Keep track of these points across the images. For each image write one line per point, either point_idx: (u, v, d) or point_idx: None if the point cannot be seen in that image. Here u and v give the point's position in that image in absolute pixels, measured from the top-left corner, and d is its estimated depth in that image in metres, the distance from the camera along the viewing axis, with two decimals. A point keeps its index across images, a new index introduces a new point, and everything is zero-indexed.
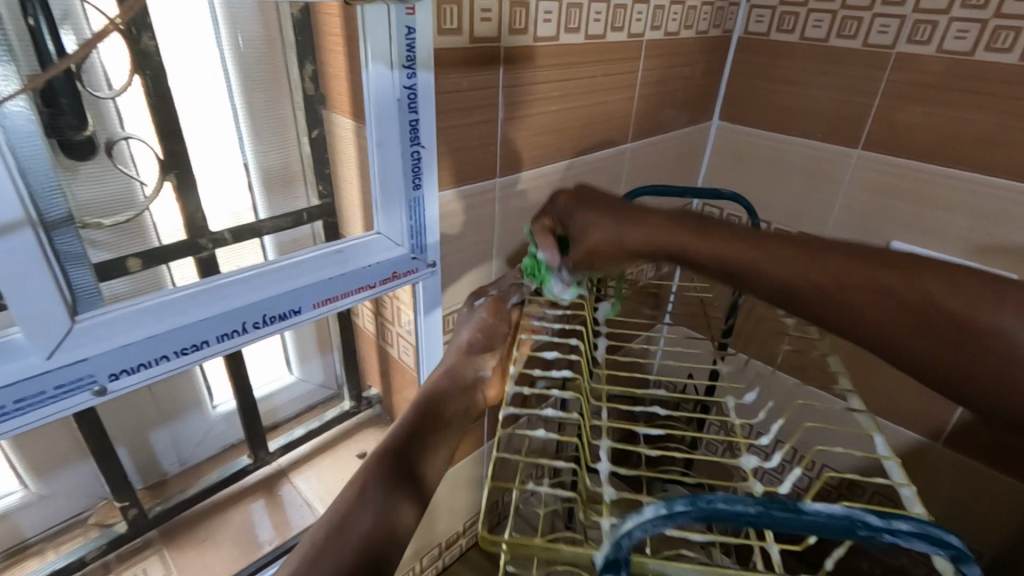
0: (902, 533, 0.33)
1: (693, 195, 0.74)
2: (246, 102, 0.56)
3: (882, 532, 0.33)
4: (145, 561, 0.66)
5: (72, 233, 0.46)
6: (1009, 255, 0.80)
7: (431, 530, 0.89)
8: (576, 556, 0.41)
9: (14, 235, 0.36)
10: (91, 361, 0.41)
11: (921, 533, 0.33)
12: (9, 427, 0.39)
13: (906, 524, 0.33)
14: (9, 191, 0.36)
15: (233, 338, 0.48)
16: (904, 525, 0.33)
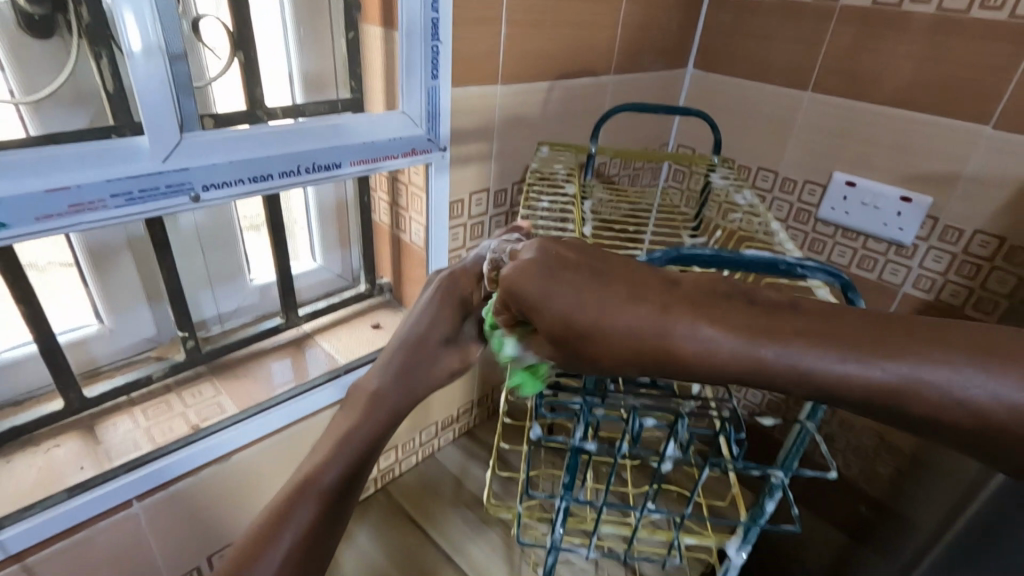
0: (811, 268, 0.44)
1: (665, 110, 0.84)
2: (293, 12, 0.71)
3: (795, 266, 0.44)
4: (200, 386, 0.77)
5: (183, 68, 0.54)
6: (928, 182, 0.96)
7: (428, 409, 1.03)
8: None
9: (150, 57, 0.50)
10: (191, 171, 0.55)
11: (825, 268, 0.44)
12: (132, 210, 0.52)
13: (815, 262, 0.44)
14: (147, 21, 0.49)
15: (291, 176, 0.62)
16: (812, 263, 0.44)
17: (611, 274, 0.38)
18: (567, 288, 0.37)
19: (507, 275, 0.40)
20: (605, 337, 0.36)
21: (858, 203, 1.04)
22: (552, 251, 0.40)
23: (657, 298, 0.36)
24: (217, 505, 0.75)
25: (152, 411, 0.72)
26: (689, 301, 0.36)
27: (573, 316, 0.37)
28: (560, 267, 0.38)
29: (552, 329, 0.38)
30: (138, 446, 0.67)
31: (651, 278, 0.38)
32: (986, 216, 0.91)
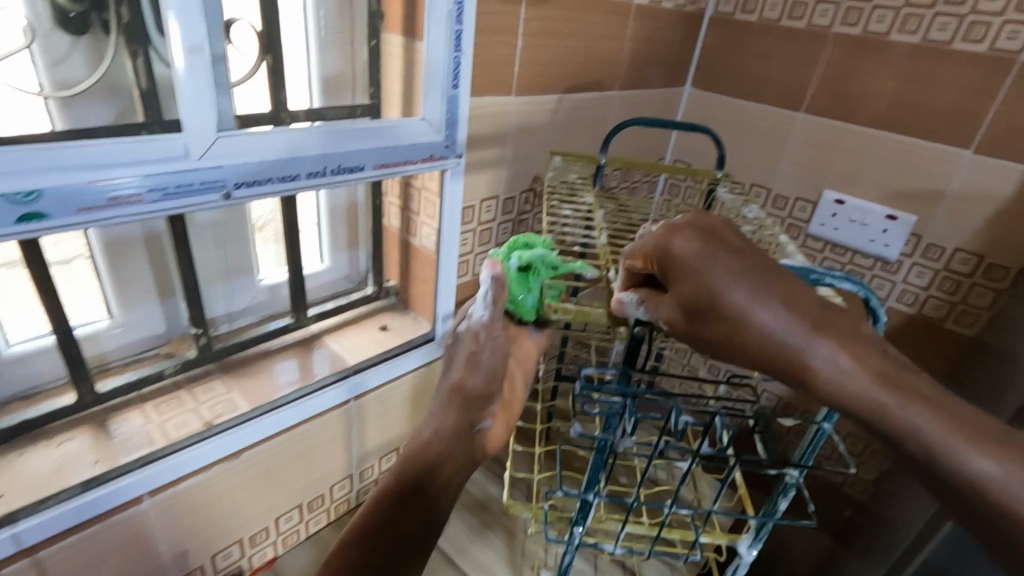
0: (836, 277, 0.47)
1: (671, 125, 0.88)
2: (318, 30, 0.74)
3: (822, 278, 0.47)
4: (210, 383, 0.77)
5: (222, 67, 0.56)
6: (912, 200, 1.01)
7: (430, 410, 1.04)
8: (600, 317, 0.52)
9: (195, 57, 0.52)
10: (225, 169, 0.56)
11: (849, 277, 0.47)
12: (167, 204, 0.54)
13: (838, 272, 0.47)
14: (199, 23, 0.52)
15: (317, 177, 0.64)
16: (835, 272, 0.47)
17: (769, 273, 0.43)
18: (726, 270, 0.42)
19: (666, 242, 0.45)
20: (742, 327, 0.41)
21: (846, 219, 1.09)
22: (712, 232, 0.45)
23: (801, 311, 0.41)
24: (225, 500, 0.75)
25: (164, 406, 0.72)
26: (824, 317, 0.41)
27: (720, 299, 0.42)
28: (722, 249, 0.43)
29: (683, 305, 0.44)
30: (152, 441, 0.67)
31: (807, 295, 0.42)
32: (966, 234, 0.97)
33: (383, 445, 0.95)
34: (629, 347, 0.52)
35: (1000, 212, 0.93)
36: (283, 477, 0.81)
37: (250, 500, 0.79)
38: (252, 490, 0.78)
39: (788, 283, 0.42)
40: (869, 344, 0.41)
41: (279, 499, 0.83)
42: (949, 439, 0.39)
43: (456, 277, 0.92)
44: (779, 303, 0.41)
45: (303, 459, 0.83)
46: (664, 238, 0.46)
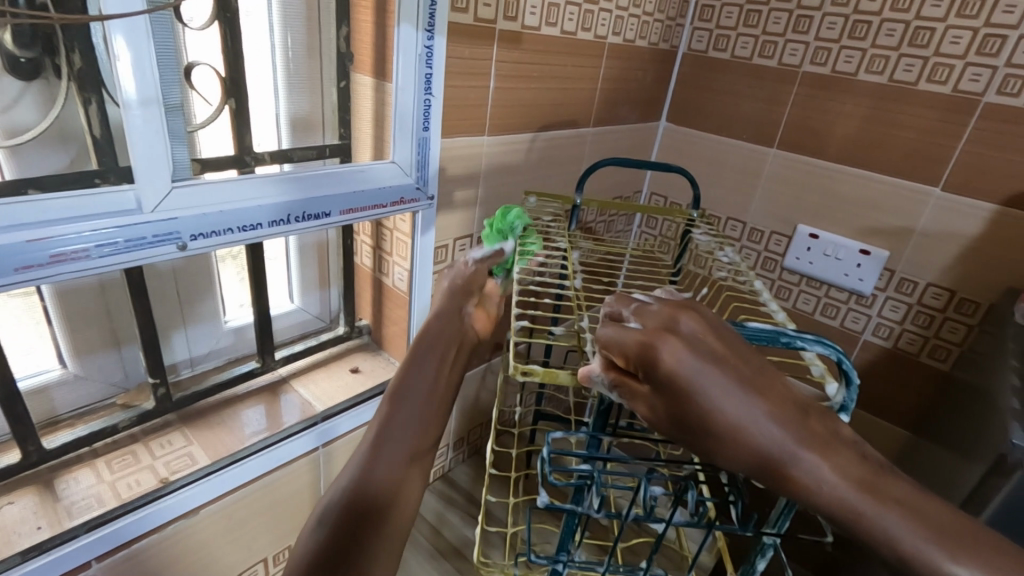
0: (808, 341, 0.44)
1: (646, 166, 0.87)
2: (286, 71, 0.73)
3: (792, 340, 0.44)
4: (170, 435, 0.74)
5: (179, 117, 0.55)
6: (884, 236, 1.02)
7: None
8: (568, 377, 0.50)
9: (147, 108, 0.50)
10: (180, 220, 0.54)
11: (821, 341, 0.44)
12: (118, 259, 0.51)
13: (811, 335, 0.44)
14: (155, 76, 0.50)
15: (280, 225, 0.62)
16: (808, 335, 0.44)
17: (757, 380, 0.41)
18: (716, 383, 0.40)
19: (652, 346, 0.42)
20: (735, 440, 0.40)
21: (821, 254, 1.10)
22: (699, 334, 0.42)
23: (783, 413, 0.40)
24: (181, 563, 0.71)
25: (117, 463, 0.69)
26: (807, 425, 0.40)
27: (714, 411, 0.40)
28: (711, 357, 0.41)
29: (672, 411, 0.42)
30: (101, 503, 0.64)
31: (788, 398, 0.41)
32: (937, 270, 0.98)
33: None
34: (598, 411, 0.52)
35: (970, 248, 0.94)
36: (246, 531, 0.77)
37: (212, 557, 0.75)
38: (213, 548, 0.74)
39: (775, 390, 0.41)
40: (854, 444, 0.40)
41: (242, 554, 0.79)
42: (925, 537, 0.37)
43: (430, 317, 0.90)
44: (770, 412, 0.40)
45: (269, 514, 0.79)
46: (650, 342, 0.43)
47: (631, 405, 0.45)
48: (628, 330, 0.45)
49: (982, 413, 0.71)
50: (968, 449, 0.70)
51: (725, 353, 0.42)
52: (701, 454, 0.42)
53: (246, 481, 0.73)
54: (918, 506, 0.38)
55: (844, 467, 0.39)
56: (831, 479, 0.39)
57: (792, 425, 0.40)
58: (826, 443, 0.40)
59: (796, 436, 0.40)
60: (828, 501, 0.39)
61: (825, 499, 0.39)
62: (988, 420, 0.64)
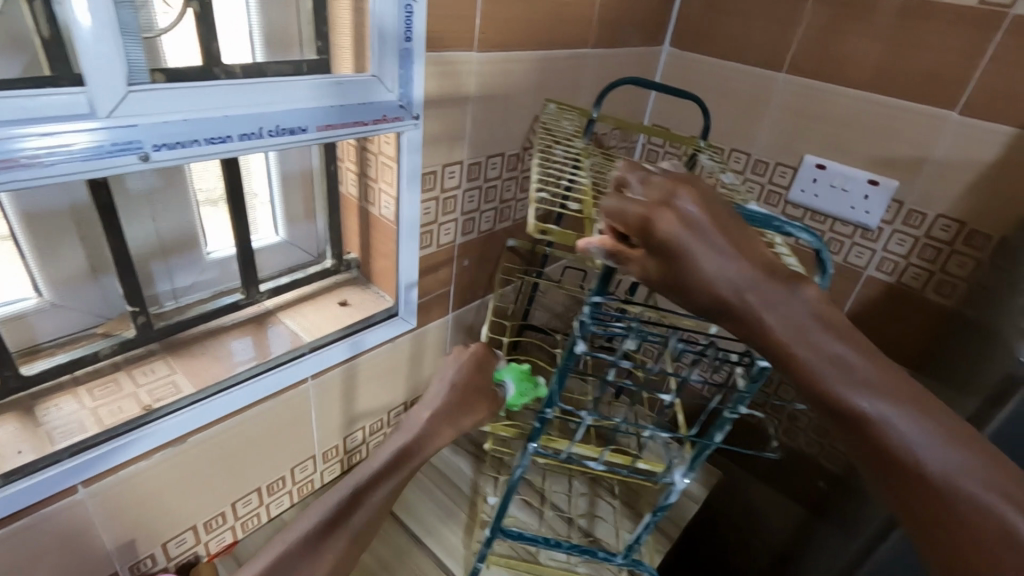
0: (798, 229, 0.45)
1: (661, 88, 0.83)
2: None
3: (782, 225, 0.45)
4: (153, 364, 0.72)
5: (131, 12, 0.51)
6: (895, 166, 0.98)
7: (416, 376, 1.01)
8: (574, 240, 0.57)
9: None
10: (140, 127, 0.50)
11: (805, 231, 0.45)
12: (72, 168, 0.47)
13: (803, 228, 0.45)
14: None
15: (253, 139, 0.57)
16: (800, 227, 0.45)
17: (740, 241, 0.42)
18: (704, 249, 0.41)
19: (652, 220, 0.41)
20: (704, 293, 0.42)
21: (827, 185, 1.05)
22: (697, 209, 0.42)
23: (757, 272, 0.41)
24: (172, 488, 0.71)
25: (99, 390, 0.67)
26: (767, 281, 0.41)
27: (700, 274, 0.41)
28: (704, 228, 0.41)
29: (662, 276, 0.43)
30: (84, 428, 0.63)
31: (757, 256, 0.42)
32: (949, 201, 0.94)
33: (347, 423, 0.92)
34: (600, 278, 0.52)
35: (983, 177, 0.90)
36: (236, 461, 0.77)
37: (206, 484, 0.75)
38: (202, 476, 0.74)
39: (755, 254, 0.42)
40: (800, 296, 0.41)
41: (233, 483, 0.79)
42: (848, 382, 0.41)
43: (419, 250, 0.87)
44: (741, 268, 0.41)
45: (263, 444, 0.79)
46: (649, 214, 0.42)
47: (624, 271, 0.45)
48: (628, 201, 0.43)
49: (985, 343, 0.69)
50: (968, 378, 0.68)
51: (727, 231, 0.42)
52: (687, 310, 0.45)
53: (234, 411, 0.72)
54: (846, 356, 0.41)
55: (785, 313, 0.41)
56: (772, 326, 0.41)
57: (752, 276, 0.41)
58: (774, 287, 0.41)
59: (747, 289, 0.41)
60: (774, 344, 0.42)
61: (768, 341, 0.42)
62: (994, 348, 0.62)
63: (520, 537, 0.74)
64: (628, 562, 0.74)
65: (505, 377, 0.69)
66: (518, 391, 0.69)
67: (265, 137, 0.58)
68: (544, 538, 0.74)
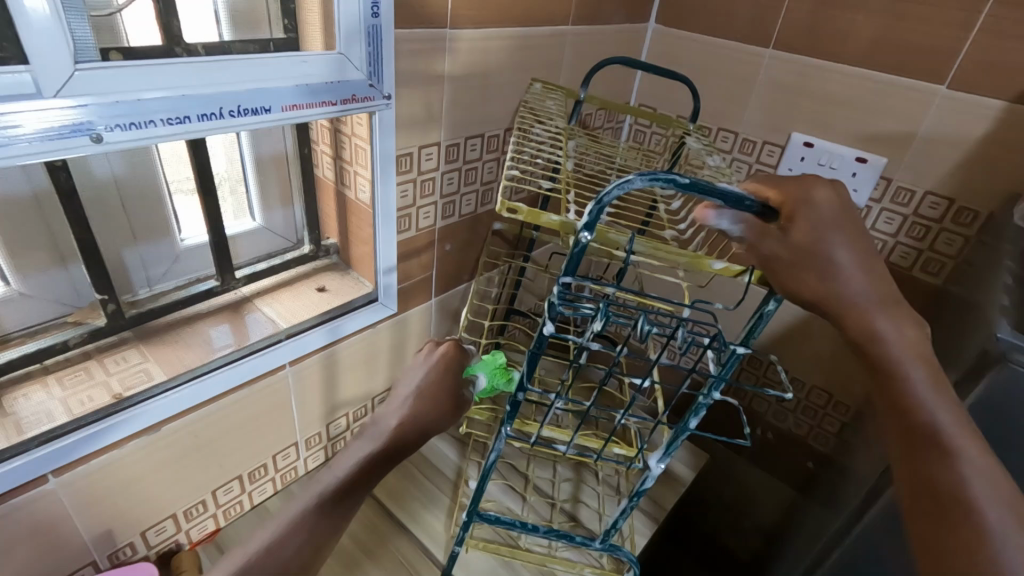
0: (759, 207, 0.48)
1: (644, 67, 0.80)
2: None
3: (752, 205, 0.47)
4: (125, 352, 0.71)
5: None
6: (883, 143, 0.96)
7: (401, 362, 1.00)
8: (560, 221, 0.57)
9: None
10: (90, 108, 0.49)
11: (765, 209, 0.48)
12: (19, 150, 0.47)
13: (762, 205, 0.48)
14: None
15: (212, 120, 0.57)
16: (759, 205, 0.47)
17: (866, 258, 0.52)
18: (840, 240, 0.50)
19: (806, 194, 0.50)
20: (836, 292, 0.51)
21: (815, 163, 1.03)
22: (832, 203, 0.50)
23: (878, 289, 0.52)
24: (148, 477, 0.70)
25: (69, 380, 0.67)
26: (835, 304, 0.51)
27: (830, 256, 0.50)
28: (838, 220, 0.50)
29: (800, 245, 0.49)
30: (53, 418, 0.62)
31: (851, 275, 0.51)
32: (937, 178, 0.92)
33: (329, 410, 0.91)
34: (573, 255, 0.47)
35: (972, 153, 0.88)
36: (214, 450, 0.76)
37: (184, 471, 0.74)
38: (177, 465, 0.73)
39: (869, 265, 0.52)
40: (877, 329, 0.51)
41: (212, 472, 0.78)
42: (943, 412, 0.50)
43: (396, 235, 0.85)
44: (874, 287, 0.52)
45: (242, 432, 0.79)
46: (796, 190, 0.50)
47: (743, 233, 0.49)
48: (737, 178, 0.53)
49: (966, 321, 0.68)
50: (949, 357, 0.67)
51: (856, 229, 0.51)
52: (772, 287, 0.52)
53: (210, 398, 0.71)
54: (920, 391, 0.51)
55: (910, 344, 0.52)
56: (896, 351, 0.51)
57: (870, 309, 0.51)
58: (888, 314, 0.52)
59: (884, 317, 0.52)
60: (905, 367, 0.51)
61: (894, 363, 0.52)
62: (975, 325, 0.61)
63: (496, 522, 0.73)
64: (605, 547, 0.74)
65: (477, 372, 0.67)
66: (490, 385, 0.67)
67: (225, 119, 0.58)
68: (521, 523, 0.73)
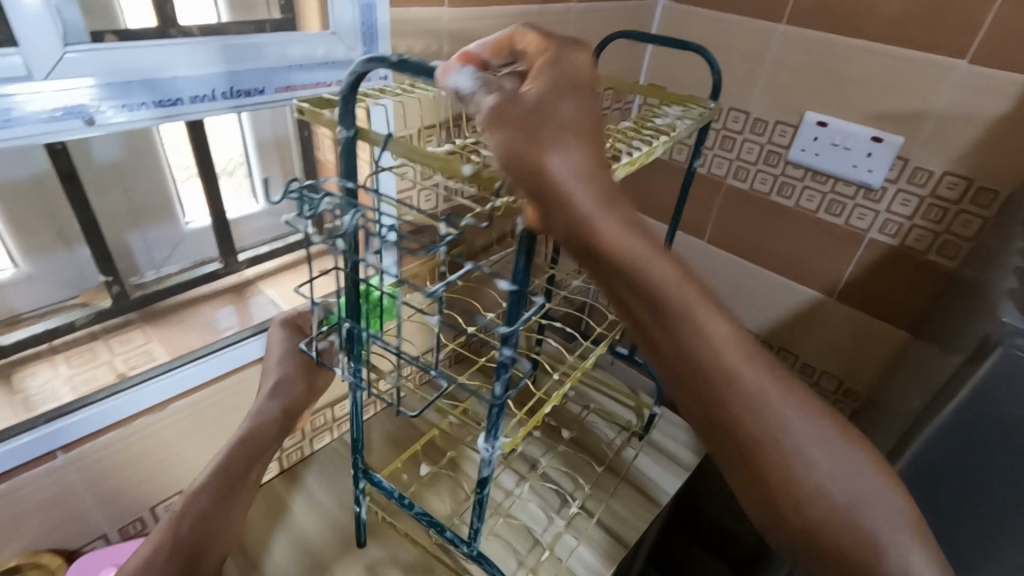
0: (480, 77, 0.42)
1: (646, 37, 0.78)
2: None
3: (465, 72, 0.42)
4: (129, 334, 0.73)
5: None
6: (899, 121, 0.93)
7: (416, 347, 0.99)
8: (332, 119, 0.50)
9: None
10: (82, 90, 0.50)
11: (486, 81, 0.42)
12: (13, 133, 0.48)
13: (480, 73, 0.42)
14: None
15: (206, 102, 0.57)
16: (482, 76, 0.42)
17: (586, 128, 0.40)
18: (563, 111, 0.40)
19: (541, 57, 0.42)
20: (545, 178, 0.39)
21: (828, 143, 1.00)
22: (564, 66, 0.41)
23: (604, 186, 0.40)
24: (156, 454, 0.72)
25: (76, 359, 0.69)
26: (574, 203, 0.39)
27: (547, 127, 0.39)
28: (565, 85, 0.40)
29: (526, 114, 0.39)
30: (60, 396, 0.64)
31: (590, 149, 0.40)
32: (955, 159, 0.89)
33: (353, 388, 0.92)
34: (346, 153, 0.47)
35: (991, 131, 0.85)
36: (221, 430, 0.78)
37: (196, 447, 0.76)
38: (182, 446, 0.74)
39: (590, 132, 0.40)
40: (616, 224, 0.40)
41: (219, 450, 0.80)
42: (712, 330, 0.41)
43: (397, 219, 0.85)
44: (587, 166, 0.40)
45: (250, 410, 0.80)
46: (541, 52, 0.42)
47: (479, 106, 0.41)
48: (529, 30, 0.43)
49: (975, 304, 0.66)
50: (955, 340, 0.66)
51: (581, 93, 0.41)
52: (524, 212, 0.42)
53: (221, 374, 0.73)
54: (680, 305, 0.41)
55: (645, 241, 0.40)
56: (632, 254, 0.40)
57: (598, 193, 0.40)
58: (612, 203, 0.40)
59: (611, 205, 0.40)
60: (640, 280, 0.40)
61: (637, 275, 0.40)
62: (984, 307, 0.60)
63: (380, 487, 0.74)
64: (474, 554, 0.69)
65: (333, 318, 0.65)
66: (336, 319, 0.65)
67: (221, 102, 0.59)
68: (398, 498, 0.73)
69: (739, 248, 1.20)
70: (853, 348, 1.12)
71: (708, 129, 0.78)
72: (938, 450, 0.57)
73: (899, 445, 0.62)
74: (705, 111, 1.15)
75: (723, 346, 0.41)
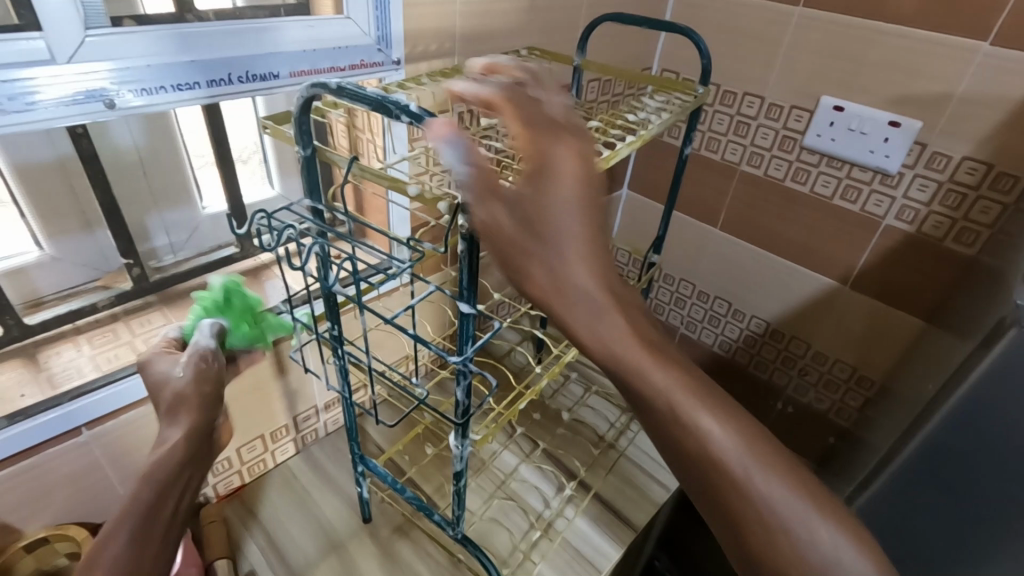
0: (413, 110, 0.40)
1: (647, 24, 0.77)
2: None
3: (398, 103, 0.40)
4: (149, 315, 0.75)
5: None
6: (918, 106, 0.91)
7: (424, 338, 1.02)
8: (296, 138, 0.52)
9: None
10: (102, 74, 0.51)
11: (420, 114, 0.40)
12: (36, 116, 0.49)
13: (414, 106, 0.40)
14: None
15: (222, 85, 0.58)
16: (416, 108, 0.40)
17: (587, 226, 0.42)
18: (555, 203, 0.41)
19: (531, 143, 0.43)
20: (537, 272, 0.41)
21: (844, 128, 0.99)
22: (545, 154, 0.43)
23: (600, 282, 0.42)
24: None
25: (98, 339, 0.71)
26: (562, 299, 0.41)
27: (542, 224, 0.41)
28: (563, 179, 0.42)
29: (514, 204, 0.41)
30: (83, 374, 0.66)
31: (565, 229, 0.41)
32: (974, 144, 0.88)
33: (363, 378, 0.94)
34: (308, 169, 0.49)
35: (1012, 115, 0.83)
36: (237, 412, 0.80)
37: None
38: None
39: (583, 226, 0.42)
40: (608, 319, 0.42)
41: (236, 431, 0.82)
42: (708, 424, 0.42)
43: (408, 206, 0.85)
44: (581, 262, 0.41)
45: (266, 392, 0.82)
46: (529, 129, 0.44)
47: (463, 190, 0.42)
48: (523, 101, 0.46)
49: (991, 291, 0.65)
50: (970, 328, 0.65)
51: (558, 177, 0.42)
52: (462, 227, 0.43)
53: None
54: (676, 395, 0.42)
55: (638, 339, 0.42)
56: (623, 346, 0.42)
57: (597, 289, 0.42)
58: (608, 298, 0.42)
59: (610, 306, 0.42)
60: (631, 372, 0.42)
61: (634, 368, 0.42)
62: (1000, 293, 0.59)
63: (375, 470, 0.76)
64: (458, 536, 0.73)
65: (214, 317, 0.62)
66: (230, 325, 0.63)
67: (237, 86, 0.59)
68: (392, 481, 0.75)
69: (753, 236, 1.19)
70: (867, 337, 1.11)
71: (700, 112, 0.76)
72: (949, 438, 0.56)
73: (909, 431, 0.62)
74: (720, 96, 1.14)
75: (724, 441, 0.41)
